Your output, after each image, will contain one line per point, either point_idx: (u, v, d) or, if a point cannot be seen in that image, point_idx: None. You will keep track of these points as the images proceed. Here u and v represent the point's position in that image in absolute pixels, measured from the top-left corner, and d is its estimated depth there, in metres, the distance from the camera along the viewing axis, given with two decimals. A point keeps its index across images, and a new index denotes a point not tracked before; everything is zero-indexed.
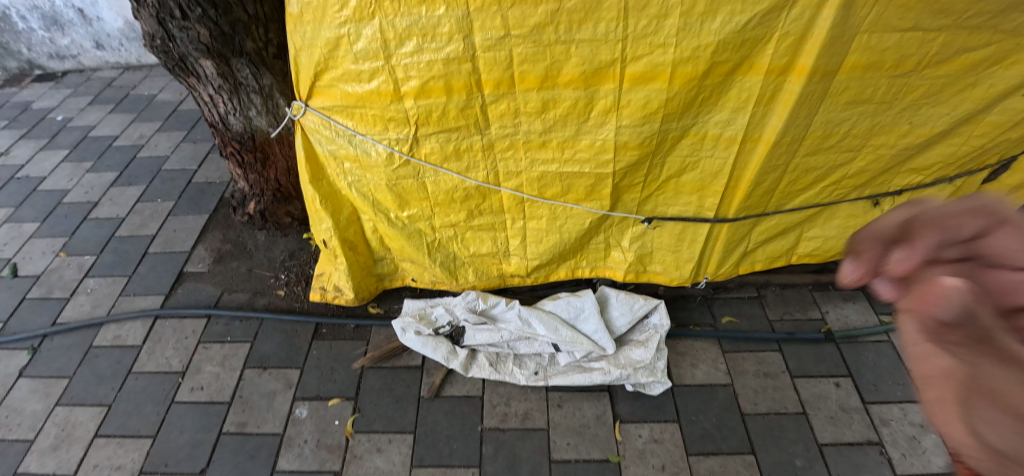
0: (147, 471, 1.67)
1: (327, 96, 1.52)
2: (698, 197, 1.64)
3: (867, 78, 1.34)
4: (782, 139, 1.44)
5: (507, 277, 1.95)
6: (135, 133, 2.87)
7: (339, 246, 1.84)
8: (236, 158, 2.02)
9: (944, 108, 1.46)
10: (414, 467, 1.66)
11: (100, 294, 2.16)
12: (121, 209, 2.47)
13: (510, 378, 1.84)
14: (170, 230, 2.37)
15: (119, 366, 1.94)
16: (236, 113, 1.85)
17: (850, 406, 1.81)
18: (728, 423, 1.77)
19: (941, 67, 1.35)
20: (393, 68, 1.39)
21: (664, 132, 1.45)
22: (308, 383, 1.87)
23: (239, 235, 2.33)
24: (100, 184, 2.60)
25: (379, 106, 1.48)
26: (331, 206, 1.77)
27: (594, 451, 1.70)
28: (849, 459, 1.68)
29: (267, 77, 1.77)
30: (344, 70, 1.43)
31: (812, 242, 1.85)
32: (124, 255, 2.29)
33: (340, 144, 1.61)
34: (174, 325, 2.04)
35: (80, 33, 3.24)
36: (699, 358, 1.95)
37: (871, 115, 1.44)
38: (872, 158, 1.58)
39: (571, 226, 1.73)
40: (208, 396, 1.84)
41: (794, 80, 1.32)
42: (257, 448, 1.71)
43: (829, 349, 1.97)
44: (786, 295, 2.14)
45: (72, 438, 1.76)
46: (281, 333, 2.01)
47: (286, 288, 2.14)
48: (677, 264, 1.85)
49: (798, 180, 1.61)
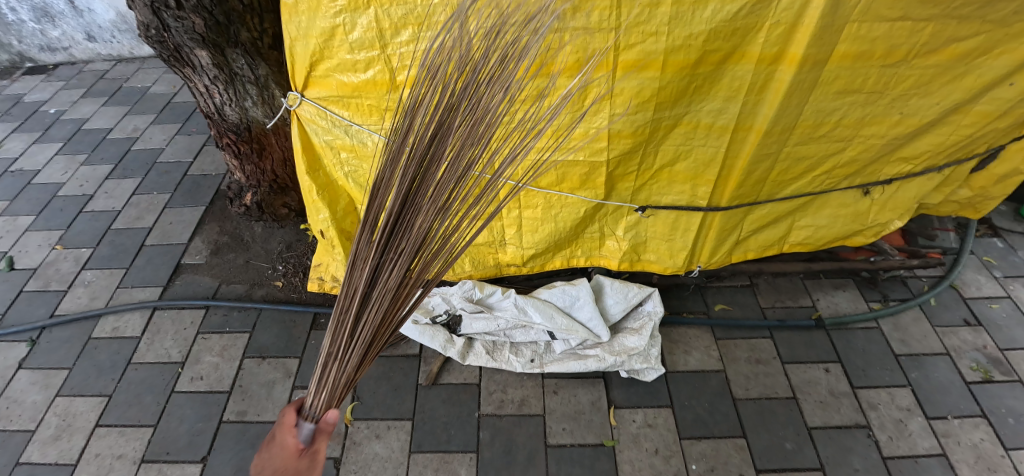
0: (148, 459, 1.70)
1: (322, 86, 1.53)
2: (690, 186, 1.66)
3: (857, 68, 1.37)
4: (773, 127, 1.47)
5: (503, 267, 1.98)
6: (129, 126, 2.86)
7: (336, 237, 1.86)
8: (232, 149, 2.02)
9: (933, 98, 1.49)
10: (413, 453, 1.70)
11: (98, 286, 2.16)
12: (117, 201, 2.47)
13: (507, 366, 1.87)
14: (167, 223, 2.37)
15: (118, 357, 1.95)
16: (232, 103, 1.86)
17: (839, 391, 1.86)
18: (721, 408, 1.81)
19: (930, 57, 1.38)
20: (389, 57, 1.41)
21: (657, 121, 1.47)
22: (307, 371, 1.89)
23: (236, 227, 2.34)
24: (95, 176, 2.59)
25: (375, 96, 1.50)
26: (328, 196, 1.78)
27: (589, 435, 1.74)
28: (836, 442, 1.73)
29: (263, 68, 1.78)
30: (340, 60, 1.44)
31: (803, 231, 1.89)
32: (121, 248, 2.29)
33: (336, 134, 1.62)
34: (172, 316, 2.05)
35: (71, 25, 3.20)
36: (692, 344, 1.98)
37: (861, 104, 1.47)
38: (863, 147, 1.61)
39: (566, 215, 1.76)
40: (208, 385, 1.86)
41: (785, 69, 1.34)
42: (257, 436, 1.74)
43: (819, 335, 2.01)
44: (778, 284, 2.18)
45: (73, 428, 1.77)
46: (279, 323, 2.03)
47: (283, 278, 2.16)
48: (670, 253, 1.88)
49: (789, 169, 1.63)
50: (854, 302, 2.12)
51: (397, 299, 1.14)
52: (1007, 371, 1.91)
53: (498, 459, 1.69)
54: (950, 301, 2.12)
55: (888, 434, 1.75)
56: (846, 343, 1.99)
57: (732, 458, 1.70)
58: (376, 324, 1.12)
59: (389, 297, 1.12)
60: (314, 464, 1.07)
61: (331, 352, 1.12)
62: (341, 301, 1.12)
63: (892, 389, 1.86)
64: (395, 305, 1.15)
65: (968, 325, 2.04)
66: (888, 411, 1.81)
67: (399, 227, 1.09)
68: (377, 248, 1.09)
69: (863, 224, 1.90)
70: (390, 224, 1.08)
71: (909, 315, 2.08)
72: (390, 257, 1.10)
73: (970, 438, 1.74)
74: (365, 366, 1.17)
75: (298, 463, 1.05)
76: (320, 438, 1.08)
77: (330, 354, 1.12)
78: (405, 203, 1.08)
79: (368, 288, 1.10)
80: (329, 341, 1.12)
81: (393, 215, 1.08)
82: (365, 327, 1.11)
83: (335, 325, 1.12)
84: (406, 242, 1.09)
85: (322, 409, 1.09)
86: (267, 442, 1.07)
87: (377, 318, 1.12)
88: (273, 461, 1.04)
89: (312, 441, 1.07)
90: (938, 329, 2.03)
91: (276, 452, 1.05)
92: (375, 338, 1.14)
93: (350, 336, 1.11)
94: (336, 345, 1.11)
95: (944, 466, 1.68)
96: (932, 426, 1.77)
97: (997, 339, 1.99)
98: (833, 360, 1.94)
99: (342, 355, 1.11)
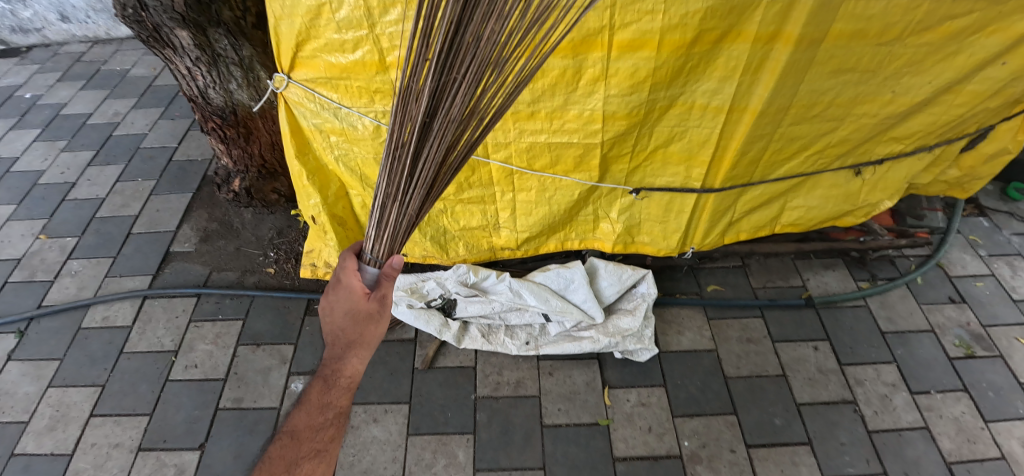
0: (146, 447, 1.70)
1: (309, 68, 1.48)
2: (685, 168, 1.67)
3: (852, 47, 1.36)
4: (768, 108, 1.47)
5: (497, 251, 1.99)
6: (109, 110, 2.78)
7: (328, 222, 1.84)
8: (218, 134, 1.97)
9: (925, 77, 1.50)
10: (411, 435, 1.72)
11: (85, 276, 2.13)
12: (101, 189, 2.42)
13: (502, 349, 1.88)
14: (154, 210, 2.33)
15: (110, 347, 1.94)
16: (216, 86, 1.81)
17: (827, 368, 1.90)
18: (712, 386, 1.84)
19: (923, 35, 1.38)
20: (378, 37, 1.37)
21: (652, 102, 1.46)
22: (303, 358, 1.90)
23: (225, 214, 2.30)
24: (77, 163, 2.53)
25: (365, 78, 1.46)
26: (319, 181, 1.75)
27: (584, 415, 1.77)
28: (824, 417, 1.78)
29: (247, 49, 1.74)
30: (327, 40, 1.40)
31: (795, 212, 1.90)
32: (108, 236, 2.25)
33: (325, 117, 1.58)
34: (163, 305, 2.04)
35: (42, 5, 3.07)
36: (685, 325, 2.01)
37: (854, 83, 1.47)
38: (855, 127, 1.61)
39: (560, 198, 1.76)
40: (203, 373, 1.86)
41: (781, 49, 1.33)
42: (255, 422, 1.75)
43: (809, 314, 2.05)
44: (769, 264, 2.20)
45: (68, 419, 1.77)
46: (273, 310, 2.02)
47: (275, 265, 2.14)
48: (664, 235, 1.89)
49: (782, 149, 1.64)
50: (843, 282, 2.15)
51: (458, 131, 1.09)
52: (988, 346, 1.96)
53: (495, 440, 1.71)
54: (936, 279, 2.16)
55: (874, 409, 1.81)
56: (835, 321, 2.03)
57: (723, 434, 1.74)
58: (436, 158, 1.10)
59: (451, 128, 1.06)
60: (383, 305, 1.13)
61: (391, 191, 1.15)
62: (395, 134, 1.08)
63: (878, 366, 1.91)
64: (457, 136, 1.10)
65: (953, 302, 2.09)
66: (874, 387, 1.86)
67: (457, 47, 0.96)
68: (434, 74, 0.98)
69: (854, 204, 1.92)
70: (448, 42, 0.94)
71: (895, 293, 2.12)
72: (450, 84, 1.00)
73: (951, 412, 1.80)
74: (430, 200, 1.21)
75: (367, 305, 1.12)
76: (384, 285, 1.13)
77: (393, 192, 1.14)
78: (463, 12, 0.92)
79: (427, 121, 1.05)
80: (390, 177, 1.13)
81: (448, 30, 0.93)
82: (425, 164, 1.10)
83: (393, 160, 1.11)
84: (468, 65, 0.98)
85: (384, 255, 1.17)
86: (334, 285, 1.16)
87: (436, 153, 1.09)
88: (343, 304, 1.13)
89: (377, 285, 1.14)
90: (923, 306, 2.08)
91: (344, 295, 1.14)
92: (439, 172, 1.15)
93: (411, 172, 1.12)
94: (398, 182, 1.13)
95: (926, 438, 1.74)
96: (916, 400, 1.83)
97: (980, 316, 2.05)
98: (822, 338, 1.98)
99: (406, 193, 1.14)
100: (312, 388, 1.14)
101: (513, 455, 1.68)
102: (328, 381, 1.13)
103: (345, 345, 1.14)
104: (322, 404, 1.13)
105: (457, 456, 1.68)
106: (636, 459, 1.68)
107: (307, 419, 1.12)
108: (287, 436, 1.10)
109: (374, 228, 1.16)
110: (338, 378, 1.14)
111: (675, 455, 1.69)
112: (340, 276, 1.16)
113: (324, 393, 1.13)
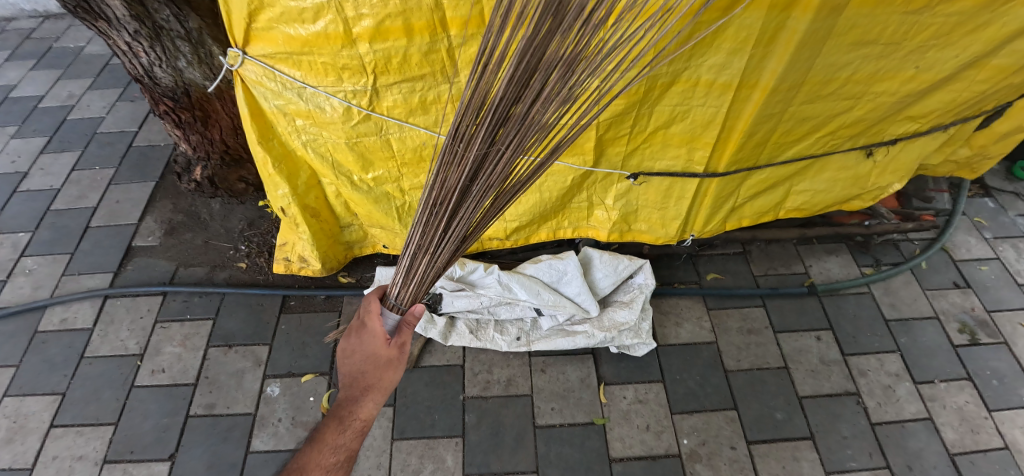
0: (111, 459, 1.59)
1: (267, 41, 1.32)
2: (686, 150, 1.54)
3: (877, 15, 1.23)
4: (780, 84, 1.34)
5: (485, 241, 1.87)
6: (63, 92, 2.58)
7: (299, 214, 1.70)
8: (171, 118, 1.82)
9: (952, 51, 1.38)
10: (395, 440, 1.63)
11: (41, 275, 1.98)
12: (55, 179, 2.24)
13: (492, 346, 1.77)
14: (114, 201, 2.16)
15: (70, 351, 1.80)
16: (162, 64, 1.63)
17: (830, 358, 1.83)
18: (712, 380, 1.76)
19: (955, 3, 1.25)
20: (341, 5, 1.20)
21: (653, 79, 1.33)
22: (279, 359, 1.78)
23: (191, 205, 2.14)
24: (28, 150, 2.34)
25: (329, 52, 1.30)
26: (287, 169, 1.60)
27: (579, 414, 1.68)
28: (826, 410, 1.71)
29: (194, 20, 1.59)
30: (284, 8, 1.23)
31: (801, 196, 1.80)
32: (64, 231, 2.09)
33: (288, 98, 1.43)
34: (127, 305, 1.90)
35: None
36: (684, 316, 1.92)
37: (875, 57, 1.35)
38: (871, 106, 1.49)
39: (551, 184, 1.63)
40: (171, 378, 1.74)
41: (798, 17, 1.19)
42: (229, 430, 1.64)
43: (811, 302, 1.96)
44: (771, 250, 2.11)
45: (26, 430, 1.64)
46: (246, 307, 1.89)
47: (247, 259, 2.01)
48: (663, 222, 1.79)
49: (791, 130, 1.52)
50: (846, 268, 2.07)
51: (492, 194, 1.15)
52: (993, 333, 1.90)
53: (485, 442, 1.62)
54: (941, 263, 2.08)
55: (877, 400, 1.74)
56: (838, 309, 1.95)
57: (723, 430, 1.66)
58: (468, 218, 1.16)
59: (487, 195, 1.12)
60: (403, 352, 1.18)
61: (422, 245, 1.20)
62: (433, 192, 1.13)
63: (882, 355, 1.84)
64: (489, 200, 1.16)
65: (958, 287, 2.01)
66: (877, 378, 1.79)
67: (503, 122, 1.01)
68: (479, 147, 1.03)
69: (863, 188, 1.82)
70: (496, 118, 1.00)
71: (899, 279, 2.04)
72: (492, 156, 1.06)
73: (955, 401, 1.74)
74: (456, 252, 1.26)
75: (389, 351, 1.15)
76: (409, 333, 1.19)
77: (424, 243, 1.19)
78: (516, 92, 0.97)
79: (466, 187, 1.10)
80: (423, 230, 1.18)
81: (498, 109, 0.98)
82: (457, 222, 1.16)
83: (426, 215, 1.16)
84: (510, 143, 1.04)
85: (408, 303, 1.24)
86: (357, 329, 1.19)
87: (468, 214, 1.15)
88: (370, 346, 1.16)
89: (397, 332, 1.19)
90: (928, 292, 2.00)
91: (371, 339, 1.17)
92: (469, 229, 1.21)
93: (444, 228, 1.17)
94: (430, 235, 1.18)
95: (930, 430, 1.68)
96: (920, 391, 1.76)
97: (985, 301, 1.98)
98: (825, 327, 1.90)
99: (435, 245, 1.19)
100: (323, 429, 1.10)
101: (503, 458, 1.59)
102: (343, 422, 1.10)
103: (363, 386, 1.13)
104: (335, 445, 1.08)
105: (445, 460, 1.59)
106: (634, 459, 1.60)
107: (317, 459, 1.06)
108: (295, 474, 1.04)
109: (401, 275, 1.22)
110: (352, 420, 1.11)
111: (674, 454, 1.61)
112: (367, 317, 1.19)
113: (337, 434, 1.09)
